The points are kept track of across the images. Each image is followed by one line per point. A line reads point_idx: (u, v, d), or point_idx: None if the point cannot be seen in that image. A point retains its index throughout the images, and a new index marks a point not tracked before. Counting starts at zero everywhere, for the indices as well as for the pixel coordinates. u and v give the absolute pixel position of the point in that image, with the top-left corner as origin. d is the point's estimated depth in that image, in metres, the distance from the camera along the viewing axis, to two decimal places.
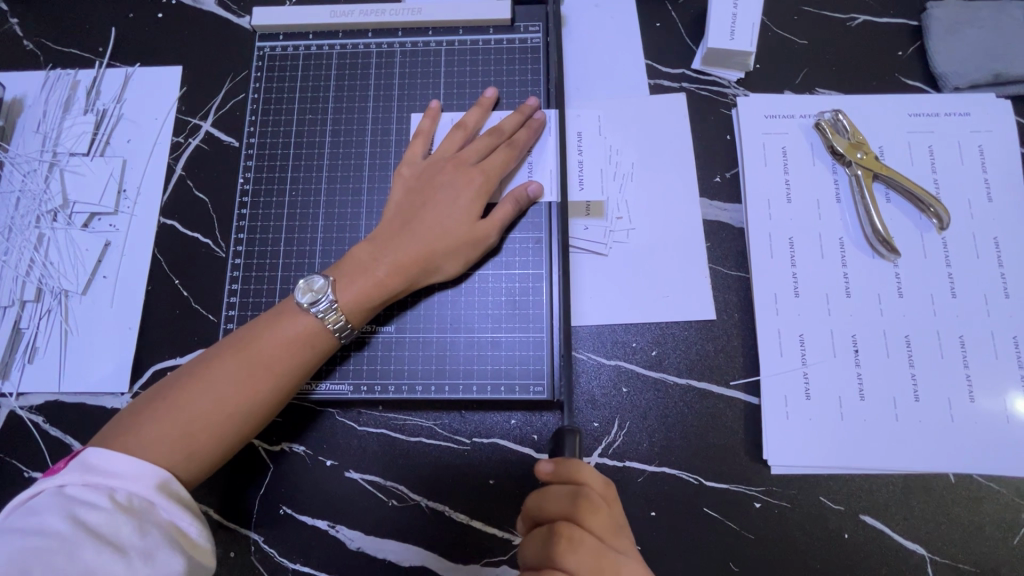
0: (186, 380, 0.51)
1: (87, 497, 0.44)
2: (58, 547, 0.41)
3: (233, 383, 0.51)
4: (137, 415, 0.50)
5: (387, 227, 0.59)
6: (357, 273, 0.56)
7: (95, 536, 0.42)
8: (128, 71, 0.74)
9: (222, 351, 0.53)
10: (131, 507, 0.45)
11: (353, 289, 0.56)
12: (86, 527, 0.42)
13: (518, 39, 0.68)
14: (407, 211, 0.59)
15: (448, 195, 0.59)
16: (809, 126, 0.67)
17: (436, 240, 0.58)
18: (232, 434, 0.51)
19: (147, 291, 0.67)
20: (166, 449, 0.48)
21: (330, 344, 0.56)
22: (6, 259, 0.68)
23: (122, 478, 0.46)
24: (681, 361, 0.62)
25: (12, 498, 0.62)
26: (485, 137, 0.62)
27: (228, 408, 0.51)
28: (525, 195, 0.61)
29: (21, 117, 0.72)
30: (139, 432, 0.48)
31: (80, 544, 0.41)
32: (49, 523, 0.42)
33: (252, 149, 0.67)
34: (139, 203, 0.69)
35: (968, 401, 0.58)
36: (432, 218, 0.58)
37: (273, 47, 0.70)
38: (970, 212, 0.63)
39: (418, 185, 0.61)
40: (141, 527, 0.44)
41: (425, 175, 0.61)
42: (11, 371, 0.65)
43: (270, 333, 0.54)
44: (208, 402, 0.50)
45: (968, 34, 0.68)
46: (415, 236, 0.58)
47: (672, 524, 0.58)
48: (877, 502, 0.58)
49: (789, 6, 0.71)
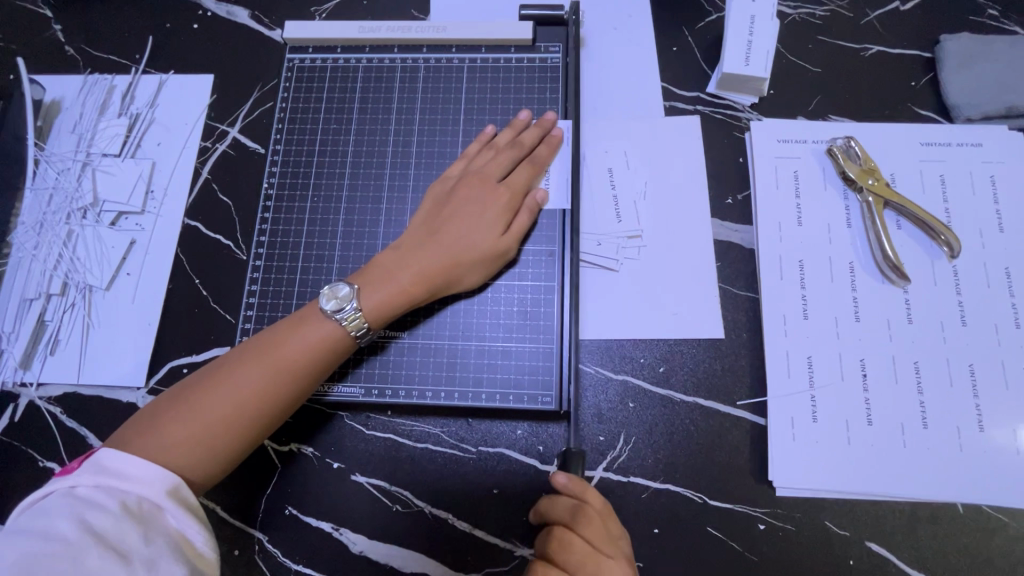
0: (208, 381, 0.52)
1: (99, 499, 0.44)
2: (67, 548, 0.41)
3: (253, 386, 0.52)
4: (161, 413, 0.51)
5: (415, 237, 0.60)
6: (382, 280, 0.58)
7: (101, 539, 0.42)
8: (162, 78, 0.77)
9: (246, 353, 0.54)
10: (141, 511, 0.45)
11: (380, 294, 0.57)
12: (94, 529, 0.42)
13: (538, 58, 0.70)
14: (430, 222, 0.61)
15: (472, 207, 0.61)
16: (820, 152, 0.68)
17: (461, 252, 0.59)
18: (250, 432, 0.52)
19: (168, 289, 0.69)
20: (187, 448, 0.49)
21: (351, 343, 0.57)
22: (36, 252, 0.70)
23: (134, 481, 0.46)
24: (688, 379, 0.62)
25: (26, 485, 0.63)
26: (508, 152, 0.64)
27: (247, 410, 0.52)
28: (537, 202, 0.63)
29: (58, 118, 0.75)
30: (162, 433, 0.50)
31: (86, 546, 0.41)
32: (57, 525, 0.42)
33: (277, 156, 0.69)
34: (165, 204, 0.72)
35: (977, 431, 0.58)
36: (457, 231, 0.60)
37: (302, 58, 0.72)
38: (981, 241, 0.63)
39: (444, 199, 0.62)
40: (148, 533, 0.44)
41: (452, 189, 0.63)
42: (33, 362, 0.67)
43: (293, 336, 0.55)
44: (228, 403, 0.51)
45: (980, 66, 0.69)
46: (440, 247, 0.59)
47: (674, 541, 0.58)
48: (882, 529, 0.57)
49: (804, 35, 0.72)
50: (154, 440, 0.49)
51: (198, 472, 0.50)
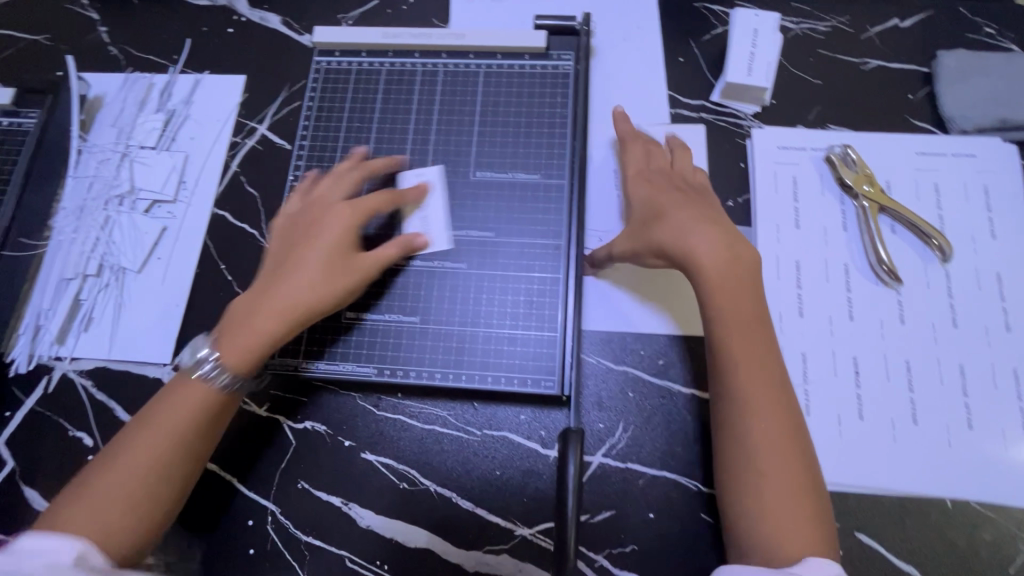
0: (127, 451, 0.54)
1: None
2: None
3: (139, 463, 0.54)
4: (95, 470, 0.54)
5: (283, 260, 0.62)
6: (285, 311, 0.59)
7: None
8: (198, 77, 0.82)
9: (169, 406, 0.57)
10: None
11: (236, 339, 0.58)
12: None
13: (551, 65, 0.74)
14: (307, 242, 0.62)
15: (323, 227, 0.62)
16: (819, 159, 0.71)
17: (333, 272, 0.60)
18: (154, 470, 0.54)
19: (196, 273, 0.73)
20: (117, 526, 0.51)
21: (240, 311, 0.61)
22: (75, 235, 0.75)
23: (55, 549, 0.48)
24: (686, 372, 0.65)
25: (56, 452, 0.67)
26: (347, 179, 0.67)
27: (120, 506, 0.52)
28: (413, 245, 0.64)
29: (99, 112, 0.81)
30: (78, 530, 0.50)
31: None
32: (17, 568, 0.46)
33: (302, 151, 0.74)
34: (196, 194, 0.76)
35: (966, 429, 0.60)
36: (315, 249, 0.61)
37: (329, 61, 0.77)
38: (973, 247, 0.66)
39: (304, 221, 0.64)
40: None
41: (318, 212, 0.64)
42: (67, 337, 0.71)
43: (243, 338, 0.58)
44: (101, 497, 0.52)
45: (976, 81, 0.71)
46: (296, 268, 0.60)
47: (669, 525, 0.60)
48: (872, 521, 0.59)
49: (806, 48, 0.76)
50: (79, 514, 0.51)
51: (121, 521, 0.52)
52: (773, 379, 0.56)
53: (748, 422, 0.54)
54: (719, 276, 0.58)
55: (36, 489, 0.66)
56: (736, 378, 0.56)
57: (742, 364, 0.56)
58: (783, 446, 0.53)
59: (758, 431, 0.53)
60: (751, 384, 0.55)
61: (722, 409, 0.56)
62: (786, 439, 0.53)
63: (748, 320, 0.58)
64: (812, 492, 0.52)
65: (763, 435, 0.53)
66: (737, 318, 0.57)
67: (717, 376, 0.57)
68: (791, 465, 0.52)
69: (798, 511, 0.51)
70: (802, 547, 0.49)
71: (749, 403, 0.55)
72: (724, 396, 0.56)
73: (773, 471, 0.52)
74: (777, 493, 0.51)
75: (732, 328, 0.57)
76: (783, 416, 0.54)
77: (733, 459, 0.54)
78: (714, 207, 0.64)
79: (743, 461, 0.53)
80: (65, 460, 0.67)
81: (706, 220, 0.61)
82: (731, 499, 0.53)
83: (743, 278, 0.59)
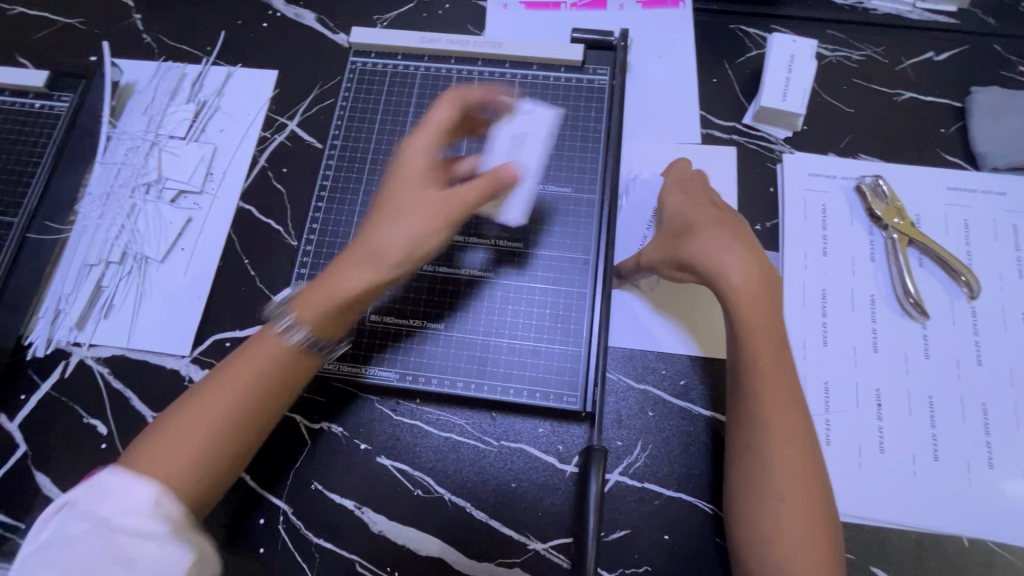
0: (152, 453, 0.48)
1: (136, 485, 0.45)
2: (113, 523, 0.43)
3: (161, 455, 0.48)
4: (182, 403, 0.51)
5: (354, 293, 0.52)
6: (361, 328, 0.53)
7: (130, 530, 0.43)
8: (230, 70, 0.82)
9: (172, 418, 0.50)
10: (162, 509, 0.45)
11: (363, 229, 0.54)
12: (124, 519, 0.44)
13: (586, 79, 0.74)
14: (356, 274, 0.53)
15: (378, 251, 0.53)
16: (849, 188, 0.71)
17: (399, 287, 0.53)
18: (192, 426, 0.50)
19: (219, 266, 0.73)
20: (154, 453, 0.48)
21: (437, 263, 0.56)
22: (100, 221, 0.75)
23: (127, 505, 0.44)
24: (707, 394, 0.65)
25: (70, 439, 0.67)
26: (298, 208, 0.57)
27: (184, 432, 0.49)
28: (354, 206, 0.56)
29: (130, 99, 0.81)
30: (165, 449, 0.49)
31: (122, 532, 0.43)
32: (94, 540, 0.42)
33: (333, 150, 0.74)
34: (223, 187, 0.76)
35: (987, 468, 0.60)
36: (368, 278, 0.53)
37: (364, 62, 0.77)
38: (1001, 285, 0.66)
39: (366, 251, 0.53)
40: (168, 532, 0.44)
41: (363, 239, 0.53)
42: (87, 323, 0.71)
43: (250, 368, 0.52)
44: (242, 399, 0.51)
45: (1009, 119, 0.71)
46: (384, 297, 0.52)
47: (684, 548, 0.60)
48: (888, 555, 0.59)
49: (840, 76, 0.76)
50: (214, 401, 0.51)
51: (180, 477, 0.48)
52: (795, 402, 0.55)
53: (766, 440, 0.53)
54: (750, 298, 0.57)
55: (48, 474, 0.66)
56: (758, 398, 0.55)
57: (767, 385, 0.55)
58: (801, 467, 0.52)
59: (778, 451, 0.53)
60: (774, 405, 0.54)
61: (740, 426, 0.55)
62: (804, 460, 0.53)
63: (773, 344, 0.57)
64: (823, 513, 0.51)
65: (780, 461, 0.53)
66: (763, 342, 0.56)
67: (737, 394, 0.57)
68: (807, 487, 0.52)
69: (809, 535, 0.50)
70: (807, 564, 0.49)
71: (770, 423, 0.54)
72: (742, 417, 0.55)
73: (786, 489, 0.52)
74: (787, 511, 0.51)
75: (756, 352, 0.56)
76: (803, 440, 0.54)
77: (745, 472, 0.54)
78: (746, 229, 0.62)
79: (755, 477, 0.53)
80: (78, 447, 0.66)
81: (738, 240, 0.60)
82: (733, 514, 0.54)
83: (771, 301, 0.58)
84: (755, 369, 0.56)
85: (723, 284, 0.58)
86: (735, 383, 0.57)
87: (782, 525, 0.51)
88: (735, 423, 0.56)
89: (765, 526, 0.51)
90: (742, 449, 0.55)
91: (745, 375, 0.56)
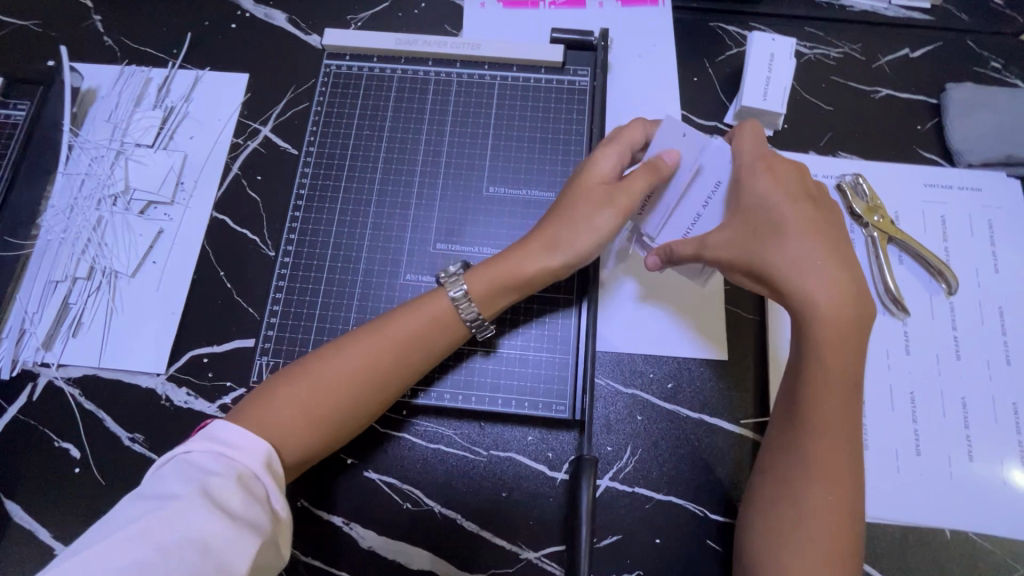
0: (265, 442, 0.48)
1: (205, 465, 0.44)
2: (171, 510, 0.40)
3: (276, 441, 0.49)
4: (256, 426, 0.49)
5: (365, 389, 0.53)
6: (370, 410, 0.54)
7: (208, 497, 0.41)
8: (198, 74, 0.79)
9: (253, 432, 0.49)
10: (245, 480, 0.45)
11: (476, 288, 0.57)
12: (204, 489, 0.42)
13: (566, 80, 0.73)
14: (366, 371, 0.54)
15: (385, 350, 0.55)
16: (830, 186, 0.71)
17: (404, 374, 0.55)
18: (350, 418, 0.53)
19: (193, 279, 0.70)
20: (296, 424, 0.50)
21: (465, 336, 0.58)
22: (65, 235, 0.72)
23: (183, 483, 0.42)
24: (695, 396, 0.65)
25: (41, 464, 0.64)
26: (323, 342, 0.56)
27: (322, 411, 0.51)
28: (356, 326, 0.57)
29: (93, 105, 0.77)
30: (262, 415, 0.50)
31: (194, 505, 0.41)
32: (173, 521, 0.40)
33: (309, 156, 0.72)
34: (195, 197, 0.73)
35: (967, 461, 0.61)
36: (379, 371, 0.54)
37: (339, 65, 0.75)
38: (977, 280, 0.67)
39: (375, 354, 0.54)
40: (249, 496, 0.44)
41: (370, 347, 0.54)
42: (55, 343, 0.68)
43: (295, 405, 0.51)
44: (348, 389, 0.52)
45: (983, 115, 0.73)
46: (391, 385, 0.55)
47: (676, 551, 0.60)
48: (874, 550, 0.60)
49: (819, 74, 0.76)
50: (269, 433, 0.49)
51: (297, 453, 0.50)
52: (851, 445, 0.51)
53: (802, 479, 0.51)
54: (835, 326, 0.51)
55: (18, 501, 0.63)
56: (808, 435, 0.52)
57: (822, 423, 0.51)
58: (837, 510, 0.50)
59: (813, 493, 0.51)
60: (824, 445, 0.51)
61: (786, 458, 0.53)
62: (843, 504, 0.50)
63: (846, 379, 0.52)
64: (848, 558, 0.49)
65: (816, 508, 0.50)
66: (830, 387, 0.51)
67: (788, 425, 0.53)
68: (838, 531, 0.50)
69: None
70: None
71: (815, 462, 0.51)
72: (786, 460, 0.53)
73: (813, 529, 0.50)
74: (808, 550, 0.49)
75: (824, 394, 0.52)
76: (847, 486, 0.51)
77: (775, 503, 0.52)
78: (840, 234, 0.55)
79: (784, 510, 0.51)
80: (49, 472, 0.64)
81: (833, 252, 0.53)
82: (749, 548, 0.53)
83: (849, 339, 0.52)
84: (817, 405, 0.52)
85: (806, 309, 0.52)
86: (787, 417, 0.54)
87: (797, 561, 0.49)
88: (777, 453, 0.54)
89: (776, 558, 0.51)
90: (777, 481, 0.53)
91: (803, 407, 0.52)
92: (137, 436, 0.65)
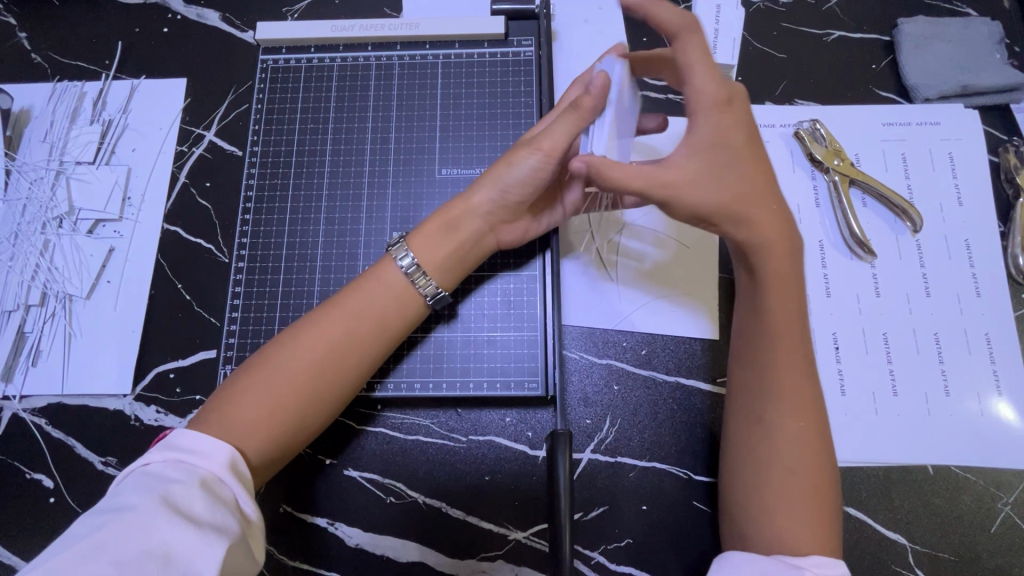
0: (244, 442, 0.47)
1: (166, 474, 0.43)
2: (131, 521, 0.39)
3: (251, 441, 0.48)
4: (226, 428, 0.47)
5: (334, 375, 0.52)
6: (342, 394, 0.53)
7: (169, 506, 0.40)
8: (134, 83, 0.76)
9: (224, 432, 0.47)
10: (211, 484, 0.44)
11: (424, 259, 0.56)
12: (164, 498, 0.41)
13: (511, 52, 0.71)
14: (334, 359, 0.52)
15: (350, 334, 0.53)
16: (788, 135, 0.70)
17: (371, 355, 0.54)
18: (319, 409, 0.51)
19: (149, 295, 0.68)
20: (262, 419, 0.48)
21: (419, 312, 0.57)
22: (12, 263, 0.69)
23: (145, 492, 0.41)
24: (671, 360, 0.64)
25: (13, 498, 0.63)
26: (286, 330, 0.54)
27: (292, 401, 0.50)
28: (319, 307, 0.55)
29: (28, 127, 0.74)
30: (230, 415, 0.48)
31: (158, 515, 0.40)
32: (134, 533, 0.39)
33: (255, 157, 0.69)
34: (144, 210, 0.71)
35: (943, 395, 0.61)
36: (346, 355, 0.52)
37: (276, 59, 0.72)
38: (942, 216, 0.66)
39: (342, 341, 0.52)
40: (214, 501, 0.43)
41: (333, 331, 0.52)
42: (15, 374, 0.66)
43: (262, 400, 0.49)
44: (319, 376, 0.51)
45: (936, 47, 0.71)
46: (358, 366, 0.53)
47: (663, 516, 0.60)
48: (860, 495, 0.59)
49: (769, 22, 0.74)
50: (241, 434, 0.47)
51: (265, 450, 0.48)
52: (811, 377, 0.52)
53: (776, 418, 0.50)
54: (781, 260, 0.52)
55: None
56: (769, 370, 0.52)
57: (780, 359, 0.52)
58: (807, 449, 0.50)
59: (783, 431, 0.50)
60: (790, 380, 0.51)
61: (754, 398, 0.52)
62: (814, 442, 0.50)
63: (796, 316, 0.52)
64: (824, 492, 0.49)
65: (782, 444, 0.50)
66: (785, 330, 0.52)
67: (751, 367, 0.53)
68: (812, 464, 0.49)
69: (811, 523, 0.48)
70: (800, 547, 0.47)
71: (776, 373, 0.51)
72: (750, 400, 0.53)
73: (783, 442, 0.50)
74: (792, 484, 0.49)
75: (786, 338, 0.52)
76: (812, 416, 0.51)
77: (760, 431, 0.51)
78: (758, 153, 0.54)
79: (765, 450, 0.51)
80: (23, 504, 0.63)
81: (774, 196, 0.53)
82: (729, 498, 0.53)
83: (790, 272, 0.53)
84: (774, 345, 0.52)
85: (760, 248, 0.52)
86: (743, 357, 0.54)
87: (782, 503, 0.49)
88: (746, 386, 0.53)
89: (761, 497, 0.50)
90: (752, 421, 0.52)
91: (776, 349, 0.52)
92: (109, 459, 0.64)
